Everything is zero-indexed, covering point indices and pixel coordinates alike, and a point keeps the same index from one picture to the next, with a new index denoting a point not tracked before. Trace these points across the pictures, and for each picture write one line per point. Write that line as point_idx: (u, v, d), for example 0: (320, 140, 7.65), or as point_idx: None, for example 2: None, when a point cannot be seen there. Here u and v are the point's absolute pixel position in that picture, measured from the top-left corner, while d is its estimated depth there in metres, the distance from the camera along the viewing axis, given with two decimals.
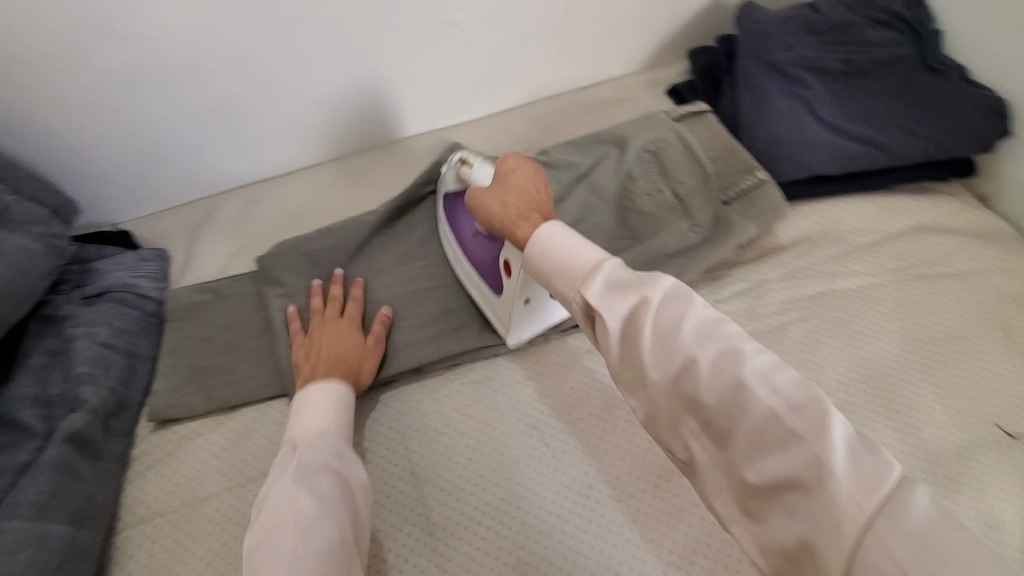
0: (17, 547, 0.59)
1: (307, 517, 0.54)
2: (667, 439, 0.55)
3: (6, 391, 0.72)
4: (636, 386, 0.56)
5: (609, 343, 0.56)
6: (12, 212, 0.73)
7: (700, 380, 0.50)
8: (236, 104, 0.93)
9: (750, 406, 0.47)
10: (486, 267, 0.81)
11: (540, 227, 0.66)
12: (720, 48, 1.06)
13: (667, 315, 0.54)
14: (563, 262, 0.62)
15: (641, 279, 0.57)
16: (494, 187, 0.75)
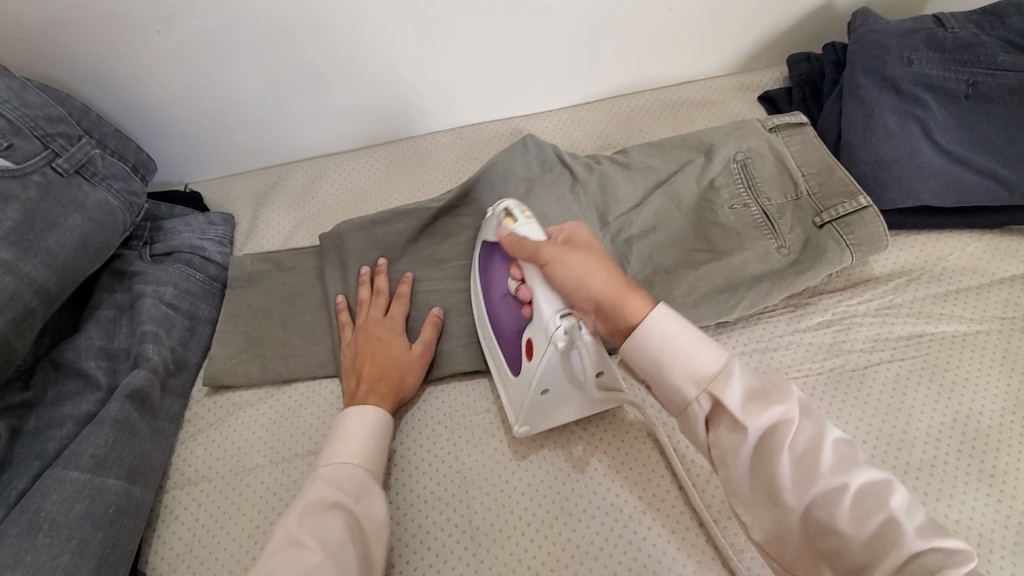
0: (76, 496, 0.61)
1: (307, 561, 0.53)
2: (782, 556, 0.51)
3: (76, 340, 0.73)
4: (757, 509, 0.52)
5: (737, 456, 0.51)
6: (96, 165, 0.74)
7: (837, 512, 0.47)
8: (318, 77, 0.92)
9: (894, 543, 0.45)
10: (514, 340, 0.69)
11: (649, 311, 0.55)
12: (825, 57, 1.00)
13: (803, 438, 0.49)
14: (678, 359, 0.53)
15: (771, 390, 0.51)
16: (573, 250, 0.62)
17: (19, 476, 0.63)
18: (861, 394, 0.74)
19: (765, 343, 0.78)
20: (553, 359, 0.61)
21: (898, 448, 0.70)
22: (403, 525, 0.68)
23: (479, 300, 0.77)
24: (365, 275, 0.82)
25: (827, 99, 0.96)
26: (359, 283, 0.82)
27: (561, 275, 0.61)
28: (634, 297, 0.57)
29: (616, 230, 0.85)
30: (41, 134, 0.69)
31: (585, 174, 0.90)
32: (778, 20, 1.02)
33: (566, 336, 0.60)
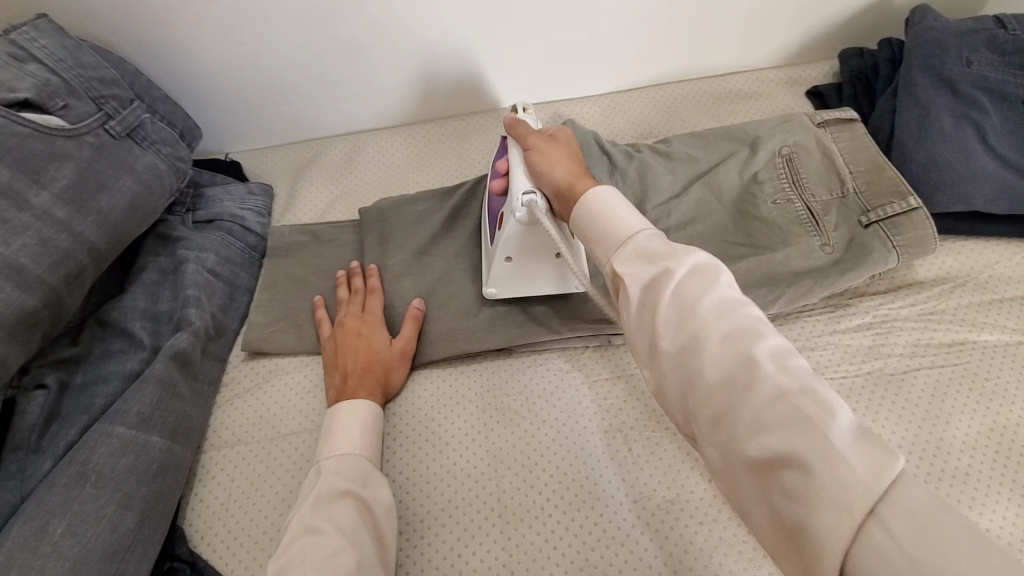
0: (122, 451, 0.62)
1: (326, 546, 0.56)
2: (674, 409, 0.49)
3: (122, 300, 0.75)
4: (644, 350, 0.51)
5: (630, 313, 0.51)
6: (145, 129, 0.75)
7: (714, 352, 0.45)
8: (359, 50, 0.92)
9: (760, 381, 0.42)
10: (495, 210, 0.76)
11: (591, 194, 0.59)
12: (880, 52, 0.98)
13: (692, 289, 0.47)
14: (605, 228, 0.55)
15: (671, 250, 0.51)
16: (552, 142, 0.69)
17: (68, 428, 0.64)
18: (897, 398, 0.73)
19: (802, 341, 0.78)
20: (517, 225, 0.69)
21: (931, 454, 0.69)
22: (433, 499, 0.69)
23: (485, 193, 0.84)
24: (342, 276, 0.82)
25: (880, 97, 0.94)
26: (335, 283, 0.82)
27: (534, 160, 0.67)
28: (585, 180, 0.62)
29: (654, 219, 0.84)
30: (95, 95, 0.70)
31: (625, 162, 0.89)
32: (832, 12, 1.00)
33: (526, 209, 0.66)
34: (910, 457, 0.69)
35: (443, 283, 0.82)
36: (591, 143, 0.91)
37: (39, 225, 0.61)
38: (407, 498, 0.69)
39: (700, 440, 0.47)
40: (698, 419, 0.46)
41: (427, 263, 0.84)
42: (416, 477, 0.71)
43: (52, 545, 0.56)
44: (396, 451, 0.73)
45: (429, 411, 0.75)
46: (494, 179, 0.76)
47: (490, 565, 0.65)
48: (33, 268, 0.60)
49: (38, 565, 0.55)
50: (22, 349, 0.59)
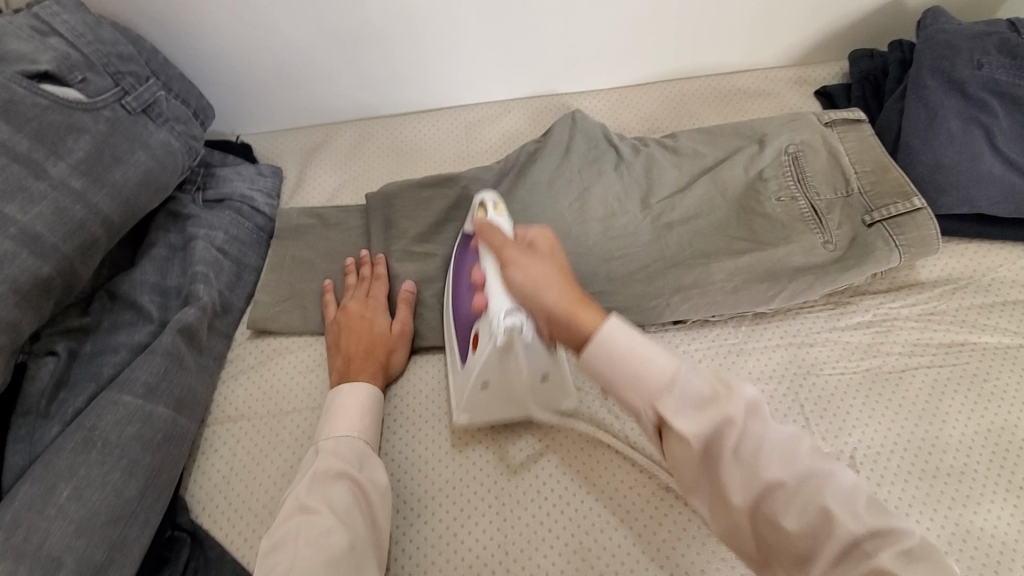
0: (128, 419, 0.64)
1: (318, 524, 0.57)
2: (743, 550, 0.48)
3: (132, 274, 0.76)
4: (703, 493, 0.48)
5: (685, 463, 0.47)
6: (161, 106, 0.76)
7: (782, 507, 0.43)
8: (375, 37, 0.92)
9: (836, 529, 0.42)
10: (465, 329, 0.71)
11: (604, 326, 0.51)
12: (890, 54, 0.98)
13: (752, 436, 0.45)
14: (636, 369, 0.49)
15: (716, 390, 0.47)
16: (533, 255, 0.60)
17: (76, 396, 0.66)
18: (894, 397, 0.74)
19: (802, 338, 0.78)
20: (494, 352, 0.63)
21: (926, 453, 0.70)
22: (431, 479, 0.70)
23: (447, 293, 0.78)
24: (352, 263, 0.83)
25: (888, 98, 0.94)
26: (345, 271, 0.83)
27: (517, 282, 0.58)
28: (586, 308, 0.54)
29: (659, 213, 0.85)
30: (112, 71, 0.72)
31: (632, 155, 0.90)
32: (844, 13, 1.00)
33: (506, 334, 0.60)
34: (905, 456, 0.70)
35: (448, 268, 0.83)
36: (600, 135, 0.92)
37: (55, 194, 0.63)
38: (405, 478, 0.71)
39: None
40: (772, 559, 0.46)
41: (433, 248, 0.85)
42: (415, 458, 0.72)
43: (58, 508, 0.57)
44: (396, 430, 0.74)
45: (430, 393, 0.77)
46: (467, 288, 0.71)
47: (486, 546, 0.66)
48: (48, 237, 0.61)
49: (44, 526, 0.56)
50: (34, 316, 0.61)
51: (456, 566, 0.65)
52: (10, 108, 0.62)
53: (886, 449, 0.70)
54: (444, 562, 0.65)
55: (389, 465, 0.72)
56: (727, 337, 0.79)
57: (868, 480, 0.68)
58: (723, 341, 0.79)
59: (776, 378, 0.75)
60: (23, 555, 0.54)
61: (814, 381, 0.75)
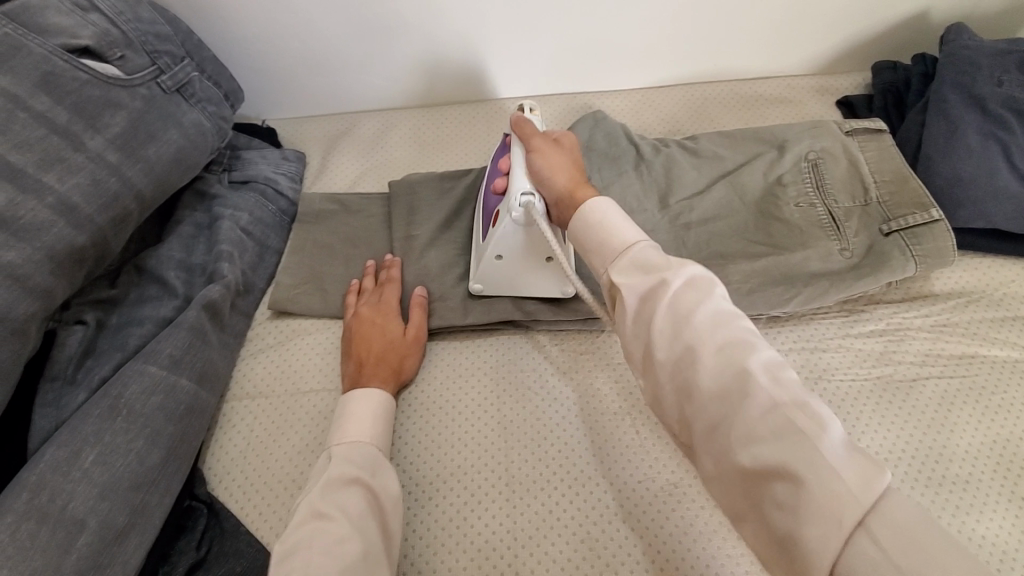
0: (152, 390, 0.65)
1: (333, 531, 0.55)
2: (669, 417, 0.50)
3: (159, 249, 0.78)
4: (642, 363, 0.52)
5: (624, 319, 0.52)
6: (194, 86, 0.78)
7: (705, 364, 0.46)
8: (403, 29, 0.94)
9: (751, 388, 0.44)
10: (488, 211, 0.79)
11: (592, 202, 0.59)
12: (914, 67, 0.99)
13: (684, 301, 0.49)
14: (601, 236, 0.56)
15: (666, 261, 0.52)
16: (556, 147, 0.70)
17: (101, 364, 0.67)
18: (904, 405, 0.74)
19: (814, 343, 0.79)
20: (510, 225, 0.71)
21: (933, 461, 0.70)
22: (443, 463, 0.71)
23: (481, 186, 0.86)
24: (369, 267, 0.83)
25: (910, 110, 0.95)
26: (364, 273, 0.84)
27: (536, 163, 0.68)
28: (586, 189, 0.63)
29: (676, 213, 0.86)
30: (149, 49, 0.73)
31: (652, 155, 0.91)
32: (869, 24, 1.01)
33: (523, 210, 0.68)
34: (912, 463, 0.70)
35: (466, 259, 0.85)
36: (621, 134, 0.93)
37: (91, 167, 0.64)
38: (418, 460, 0.72)
39: (693, 445, 0.48)
40: (692, 428, 0.48)
41: (452, 238, 0.86)
42: (428, 442, 0.73)
43: (82, 472, 0.59)
44: (410, 416, 0.75)
45: (444, 381, 0.78)
46: (495, 175, 0.78)
47: (495, 531, 0.67)
48: (84, 208, 0.63)
49: (69, 488, 0.57)
50: (66, 285, 0.62)
51: (465, 549, 0.66)
52: (52, 80, 0.63)
53: (893, 455, 0.71)
54: (453, 544, 0.66)
55: (402, 449, 0.73)
56: None
57: None
58: None
59: None
60: (47, 516, 0.55)
61: (824, 386, 0.76)
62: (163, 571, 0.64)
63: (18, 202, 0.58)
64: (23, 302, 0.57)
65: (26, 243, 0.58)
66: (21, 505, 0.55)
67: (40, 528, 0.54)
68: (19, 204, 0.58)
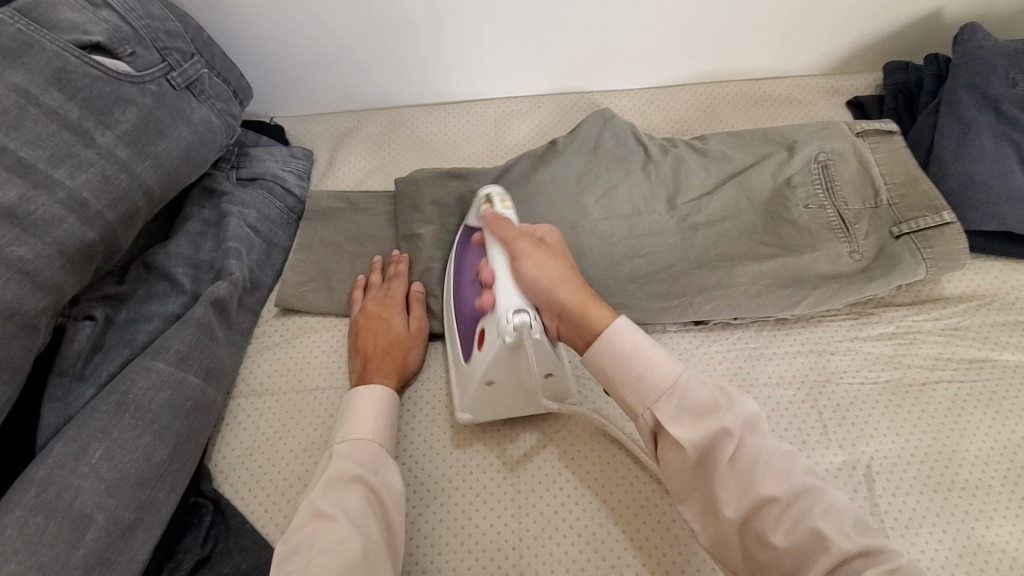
0: (160, 385, 0.65)
1: (332, 532, 0.55)
2: (730, 561, 0.53)
3: (167, 246, 0.78)
4: (695, 506, 0.55)
5: (680, 468, 0.55)
6: (203, 83, 0.79)
7: (766, 516, 0.50)
8: (412, 27, 0.94)
9: (828, 547, 0.48)
10: (472, 326, 0.70)
11: (612, 327, 0.59)
12: (925, 67, 0.98)
13: (748, 447, 0.52)
14: (641, 374, 0.56)
15: (718, 403, 0.54)
16: (544, 250, 0.65)
17: (110, 360, 0.67)
18: (914, 409, 0.74)
19: (822, 346, 0.79)
20: (500, 349, 0.62)
21: (942, 466, 0.70)
22: (448, 462, 0.71)
23: (448, 287, 0.78)
24: (375, 263, 0.84)
25: (921, 111, 0.94)
26: (372, 269, 0.84)
27: (529, 270, 0.63)
28: (596, 306, 0.62)
29: (684, 214, 0.85)
30: (159, 46, 0.73)
31: (661, 156, 0.90)
32: (880, 24, 1.00)
33: (516, 333, 0.60)
34: (921, 468, 0.70)
35: None
36: (629, 134, 0.92)
37: (102, 162, 0.64)
38: (422, 461, 0.72)
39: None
40: (759, 570, 0.51)
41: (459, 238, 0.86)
42: (433, 442, 0.73)
43: (90, 467, 0.59)
44: (415, 414, 0.75)
45: (450, 379, 0.78)
46: (475, 286, 0.71)
47: (500, 531, 0.66)
48: (94, 204, 0.63)
49: (77, 483, 0.58)
50: (76, 280, 0.63)
51: (469, 549, 0.66)
52: (63, 76, 0.64)
53: (903, 460, 0.70)
54: (457, 545, 0.66)
55: (407, 447, 0.73)
56: (747, 341, 0.79)
57: (882, 491, 0.68)
58: (743, 344, 0.79)
59: (794, 384, 0.76)
60: (56, 510, 0.56)
61: (832, 389, 0.75)
62: (169, 567, 0.64)
63: (29, 197, 0.58)
64: (33, 297, 0.57)
65: (37, 238, 0.58)
66: (30, 499, 0.55)
67: (48, 523, 0.55)
68: (31, 199, 0.58)
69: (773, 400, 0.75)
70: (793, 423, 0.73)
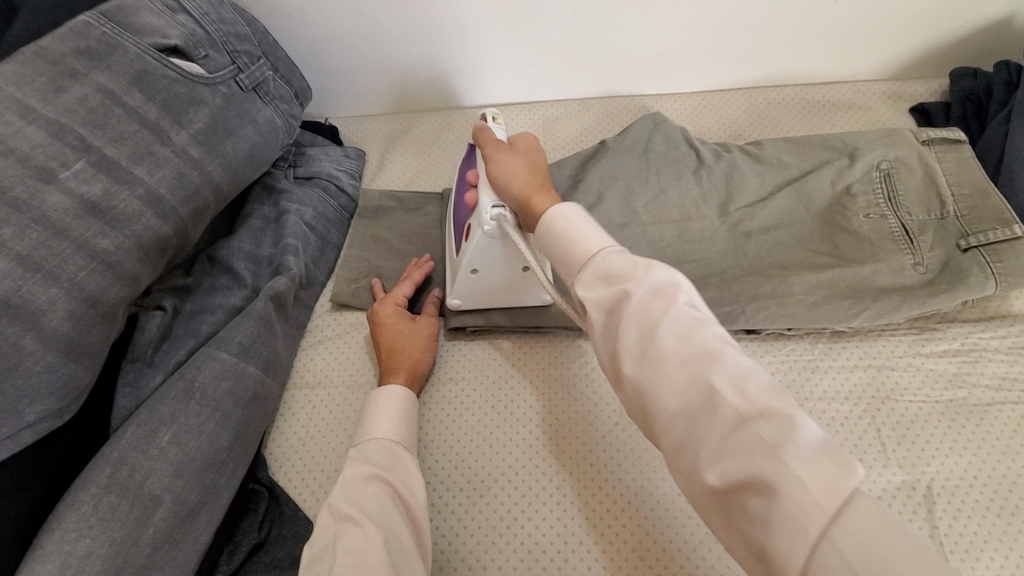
0: (223, 374, 0.68)
1: (353, 532, 0.55)
2: (644, 432, 0.50)
3: (230, 241, 0.81)
4: (613, 375, 0.51)
5: (598, 338, 0.52)
6: (268, 85, 0.82)
7: (668, 381, 0.45)
8: (465, 32, 0.95)
9: (720, 405, 0.42)
10: (459, 226, 0.78)
11: (556, 208, 0.59)
12: (996, 74, 0.94)
13: (653, 312, 0.47)
14: (568, 243, 0.56)
15: (632, 268, 0.51)
16: (512, 154, 0.70)
17: (178, 348, 0.71)
18: (980, 430, 0.71)
19: (881, 361, 0.76)
20: (481, 239, 0.70)
21: (1005, 490, 0.67)
22: (493, 461, 0.72)
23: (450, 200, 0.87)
24: (408, 266, 0.85)
25: (991, 120, 0.90)
26: (402, 271, 0.85)
27: (494, 174, 0.68)
28: (541, 197, 0.64)
29: (737, 221, 0.84)
30: (230, 49, 0.77)
31: (714, 160, 0.89)
32: (949, 29, 0.97)
33: (494, 222, 0.68)
34: (984, 492, 0.67)
35: None
36: (682, 138, 0.91)
37: (177, 161, 0.68)
38: (467, 458, 0.73)
39: (668, 464, 0.47)
40: (664, 441, 0.47)
41: None
42: (478, 441, 0.74)
43: (160, 450, 0.62)
44: (461, 412, 0.76)
45: (495, 379, 0.78)
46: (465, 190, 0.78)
47: (546, 533, 0.67)
48: (169, 199, 0.66)
49: (147, 465, 0.60)
50: (150, 271, 0.66)
51: (514, 549, 0.66)
52: (143, 78, 0.67)
53: (965, 482, 0.67)
54: (503, 544, 0.67)
55: (453, 445, 0.74)
56: (802, 353, 0.78)
57: (943, 513, 0.66)
58: (797, 356, 0.77)
59: (849, 397, 0.74)
60: (128, 490, 0.58)
61: (892, 406, 0.73)
62: (228, 551, 0.66)
63: (113, 193, 0.62)
64: (114, 288, 0.61)
65: (119, 231, 0.61)
66: (104, 478, 0.58)
67: (121, 501, 0.58)
68: (114, 195, 0.62)
69: (828, 413, 0.73)
70: (849, 438, 0.71)
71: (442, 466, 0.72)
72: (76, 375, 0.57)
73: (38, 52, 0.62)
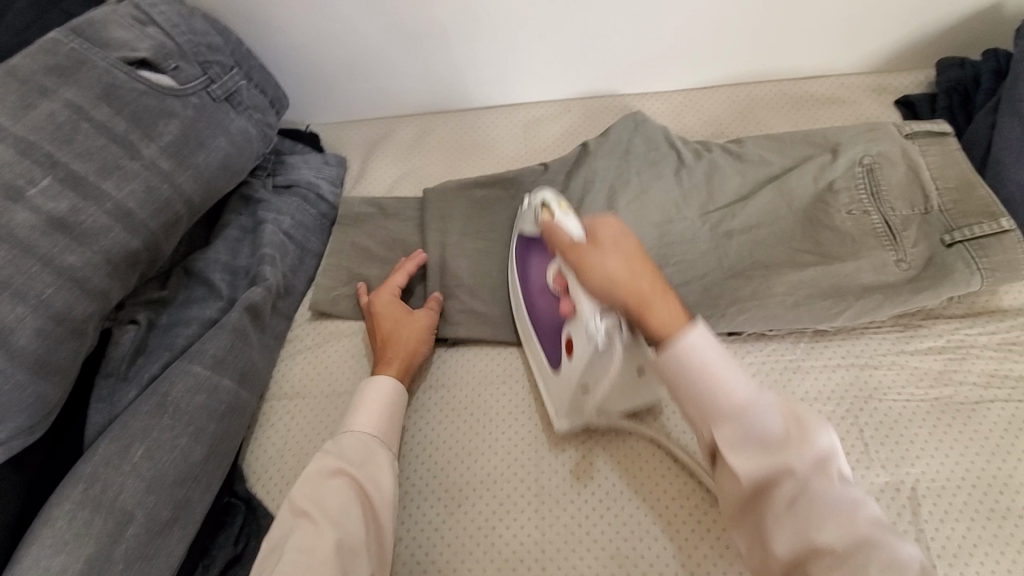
0: (198, 388, 0.68)
1: (306, 530, 0.57)
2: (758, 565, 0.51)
3: (206, 253, 0.81)
4: (740, 512, 0.52)
5: (729, 487, 0.52)
6: (241, 95, 0.81)
7: (784, 526, 0.48)
8: (442, 35, 0.94)
9: (823, 550, 0.46)
10: (552, 330, 0.71)
11: (687, 332, 0.52)
12: (984, 63, 0.92)
13: (813, 481, 0.47)
14: (709, 388, 0.50)
15: (788, 430, 0.49)
16: (600, 251, 0.57)
17: (152, 362, 0.71)
18: (967, 429, 0.69)
19: (864, 360, 0.75)
20: (588, 356, 0.62)
21: (997, 491, 0.65)
22: (471, 471, 0.71)
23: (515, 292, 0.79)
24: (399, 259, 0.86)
25: (978, 110, 0.88)
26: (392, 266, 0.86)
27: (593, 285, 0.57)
28: (659, 302, 0.55)
29: (718, 221, 0.83)
30: (201, 60, 0.76)
31: (694, 160, 0.88)
32: (935, 18, 0.95)
33: (604, 337, 0.59)
34: (972, 493, 0.65)
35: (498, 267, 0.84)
36: (662, 138, 0.90)
37: (146, 174, 0.68)
38: (446, 467, 0.72)
39: None
40: (767, 555, 0.50)
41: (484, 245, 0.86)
42: (456, 449, 0.73)
43: (133, 465, 0.61)
44: (439, 420, 0.76)
45: (475, 385, 0.78)
46: (542, 292, 0.73)
47: (523, 542, 0.66)
48: (138, 213, 0.66)
49: (120, 481, 0.60)
50: (121, 285, 0.66)
51: (491, 559, 0.66)
52: (112, 92, 0.67)
53: (951, 484, 0.66)
54: (480, 554, 0.66)
55: (432, 454, 0.73)
56: (785, 353, 0.76)
57: (929, 515, 0.64)
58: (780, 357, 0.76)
59: (831, 399, 0.73)
60: (100, 506, 0.58)
61: (876, 406, 0.72)
62: (204, 564, 0.66)
63: (79, 208, 0.62)
64: (83, 303, 0.61)
65: (86, 247, 0.61)
66: (77, 495, 0.58)
67: (94, 517, 0.57)
68: (80, 210, 0.62)
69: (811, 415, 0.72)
70: None
71: (420, 476, 0.72)
72: (46, 393, 0.57)
73: (6, 70, 0.62)
